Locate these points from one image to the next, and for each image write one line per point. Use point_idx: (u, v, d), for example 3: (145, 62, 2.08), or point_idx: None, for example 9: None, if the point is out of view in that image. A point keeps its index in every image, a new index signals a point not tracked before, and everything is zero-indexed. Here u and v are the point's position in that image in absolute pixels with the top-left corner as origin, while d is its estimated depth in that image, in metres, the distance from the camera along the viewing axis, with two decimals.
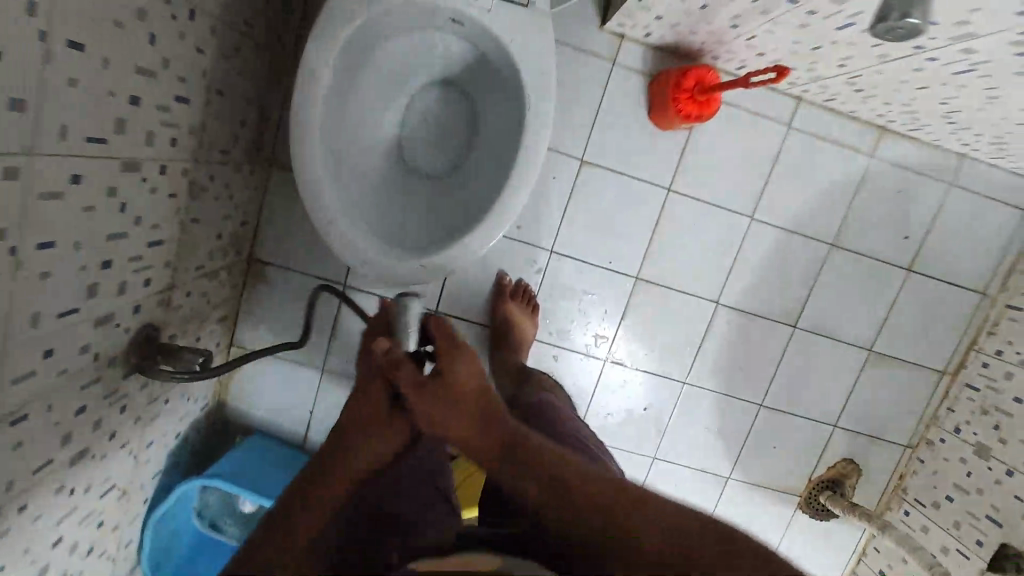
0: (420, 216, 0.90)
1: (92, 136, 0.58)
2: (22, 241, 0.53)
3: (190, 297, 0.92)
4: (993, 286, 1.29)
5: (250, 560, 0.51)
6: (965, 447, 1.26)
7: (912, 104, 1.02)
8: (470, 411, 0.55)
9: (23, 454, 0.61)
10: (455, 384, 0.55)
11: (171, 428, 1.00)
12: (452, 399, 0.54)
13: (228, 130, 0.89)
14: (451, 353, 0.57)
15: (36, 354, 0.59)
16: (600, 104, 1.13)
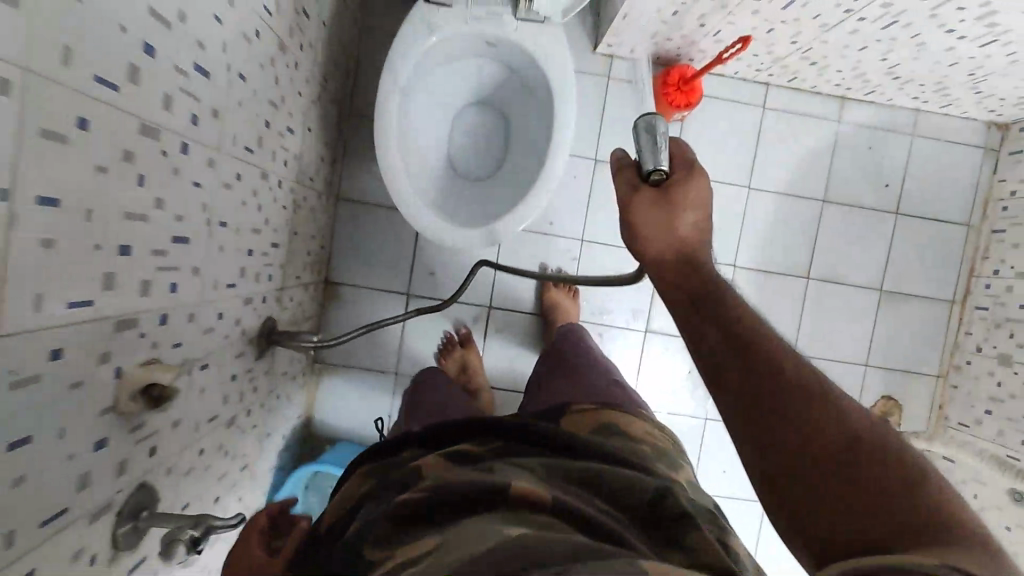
0: (474, 204, 1.10)
1: (247, 145, 0.77)
2: (211, 216, 0.70)
3: (291, 302, 1.08)
4: (976, 217, 1.44)
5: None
6: (990, 361, 1.36)
7: (861, 68, 1.23)
8: (672, 257, 0.67)
9: (205, 400, 0.76)
10: (679, 233, 0.68)
11: (280, 429, 1.13)
12: (677, 239, 0.68)
13: (314, 163, 1.10)
14: (673, 206, 0.68)
15: (214, 313, 0.75)
16: (603, 113, 1.35)
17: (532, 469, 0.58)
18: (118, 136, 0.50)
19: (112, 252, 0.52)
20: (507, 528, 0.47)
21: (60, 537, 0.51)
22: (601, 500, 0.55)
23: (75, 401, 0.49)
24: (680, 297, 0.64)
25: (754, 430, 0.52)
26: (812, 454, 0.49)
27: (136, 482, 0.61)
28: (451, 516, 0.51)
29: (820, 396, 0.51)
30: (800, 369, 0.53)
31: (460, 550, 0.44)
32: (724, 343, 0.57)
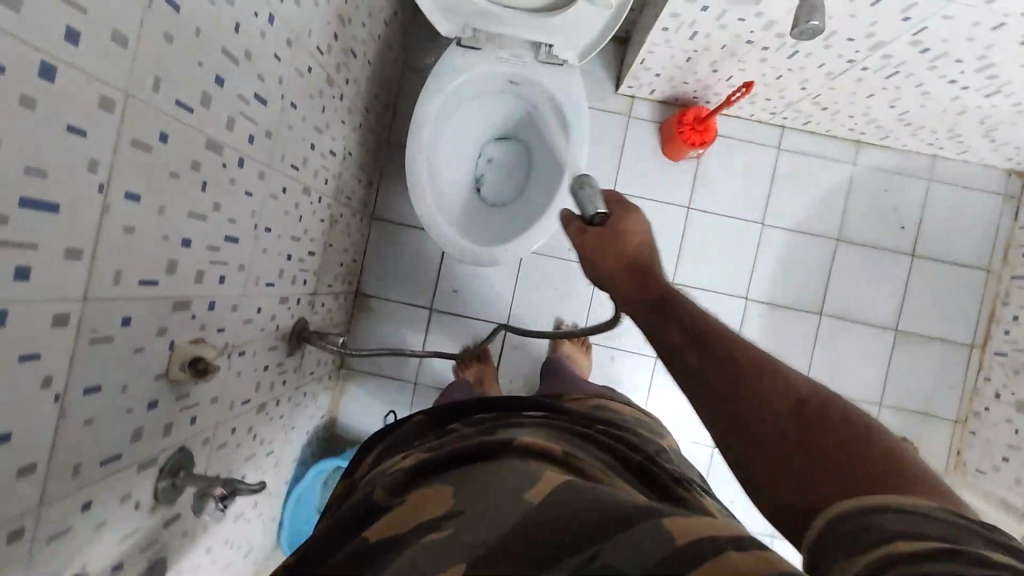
0: (496, 224, 1.20)
1: (293, 164, 0.89)
2: (258, 222, 0.81)
3: (323, 307, 1.19)
4: (996, 262, 1.45)
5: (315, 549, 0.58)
6: (1008, 408, 1.34)
7: (872, 114, 1.28)
8: (626, 269, 0.74)
9: (240, 383, 0.86)
10: (629, 248, 0.75)
11: (304, 424, 1.23)
12: (626, 254, 0.75)
13: (351, 183, 1.22)
14: (616, 235, 0.76)
15: (253, 308, 0.85)
16: (622, 148, 1.44)
17: (539, 432, 0.69)
18: (189, 149, 0.61)
19: (177, 244, 0.63)
20: (525, 490, 0.53)
21: (114, 479, 0.60)
22: (599, 456, 0.67)
23: (136, 364, 0.60)
24: (647, 306, 0.69)
25: (739, 437, 0.56)
26: (798, 459, 0.52)
27: (177, 444, 0.71)
28: (465, 465, 0.62)
29: (800, 400, 0.54)
30: (775, 379, 0.56)
31: (483, 517, 0.51)
32: (695, 347, 0.61)
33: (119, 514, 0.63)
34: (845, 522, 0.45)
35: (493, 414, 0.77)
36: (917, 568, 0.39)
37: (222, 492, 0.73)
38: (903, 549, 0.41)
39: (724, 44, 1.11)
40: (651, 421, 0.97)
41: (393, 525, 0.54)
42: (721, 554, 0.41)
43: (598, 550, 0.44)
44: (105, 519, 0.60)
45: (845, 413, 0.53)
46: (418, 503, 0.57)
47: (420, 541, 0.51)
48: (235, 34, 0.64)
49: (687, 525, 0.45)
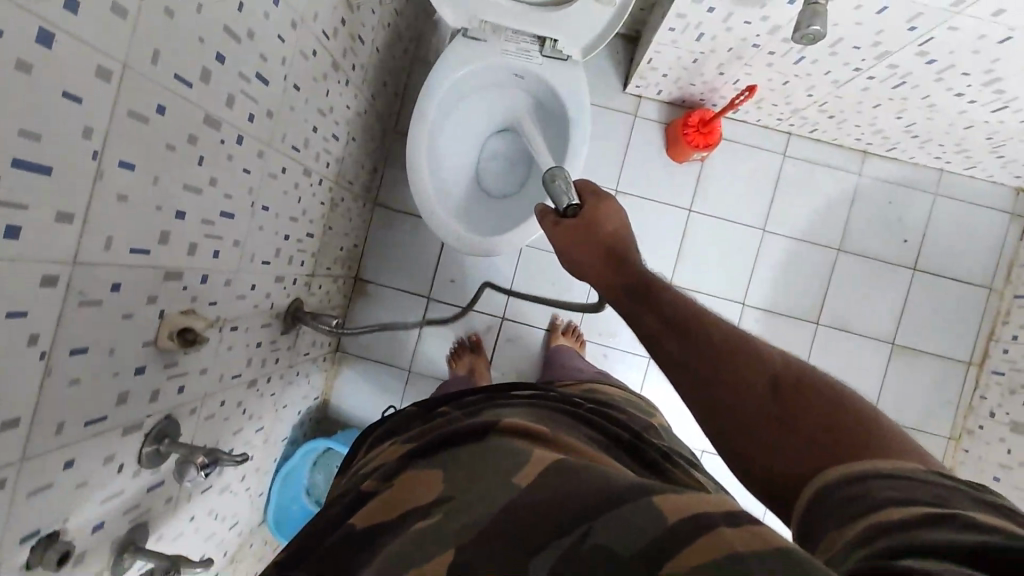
0: (497, 215, 1.21)
1: (293, 144, 0.91)
2: (255, 199, 0.83)
3: (320, 289, 1.21)
4: (998, 281, 1.43)
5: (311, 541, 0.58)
6: (1001, 427, 1.33)
7: (879, 124, 1.28)
8: (604, 258, 0.76)
9: (230, 357, 0.88)
10: (608, 236, 0.77)
11: (296, 404, 1.25)
12: (603, 242, 0.77)
13: (354, 169, 1.23)
14: (592, 225, 0.79)
15: (247, 284, 0.87)
16: (626, 147, 1.44)
17: (525, 413, 0.69)
18: (187, 123, 0.63)
19: (170, 215, 0.64)
20: (511, 474, 0.54)
21: (98, 439, 0.62)
22: (589, 433, 0.68)
23: (125, 329, 0.62)
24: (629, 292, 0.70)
25: (725, 428, 0.57)
26: (786, 444, 0.53)
27: (163, 411, 0.73)
28: (455, 449, 0.62)
29: (776, 380, 0.56)
30: (757, 367, 0.58)
31: (473, 499, 0.52)
32: (676, 334, 0.63)
33: (103, 474, 0.64)
34: (838, 491, 0.47)
35: (482, 397, 0.78)
36: (908, 533, 0.39)
37: (203, 460, 0.73)
38: (891, 513, 0.42)
39: (730, 47, 1.11)
40: (644, 404, 0.97)
41: (387, 510, 0.57)
42: (715, 531, 0.40)
43: (589, 527, 0.44)
44: (88, 478, 0.62)
45: (823, 387, 0.55)
46: (412, 488, 0.58)
47: (409, 531, 0.52)
48: (238, 12, 0.66)
49: (677, 503, 0.44)
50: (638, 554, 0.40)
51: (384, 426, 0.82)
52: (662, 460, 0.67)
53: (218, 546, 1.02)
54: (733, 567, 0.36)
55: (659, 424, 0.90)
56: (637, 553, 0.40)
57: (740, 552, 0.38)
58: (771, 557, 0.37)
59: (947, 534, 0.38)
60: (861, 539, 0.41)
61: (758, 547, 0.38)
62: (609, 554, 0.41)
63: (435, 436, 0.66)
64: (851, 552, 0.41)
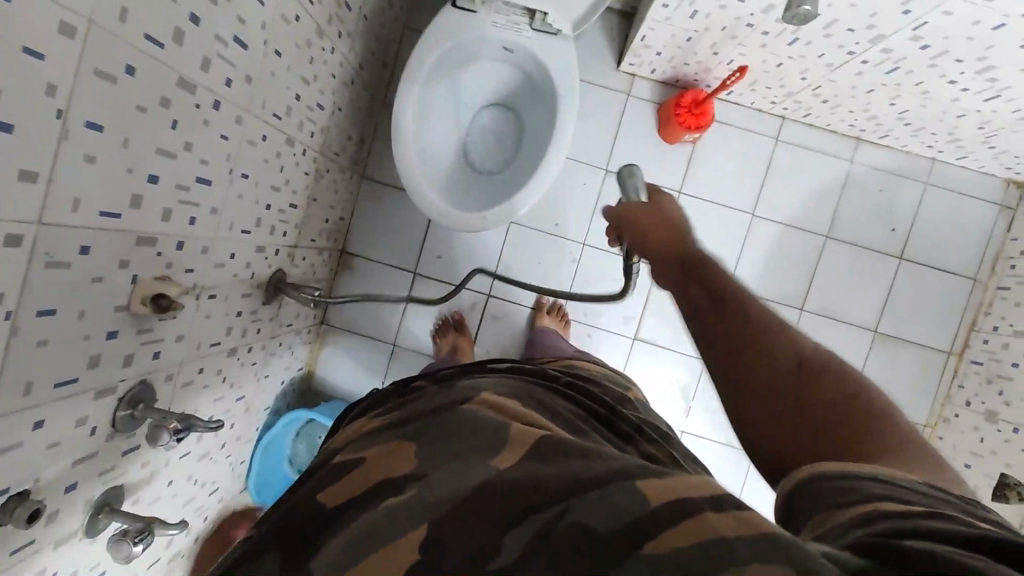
0: (484, 192, 1.20)
1: (275, 112, 0.89)
2: (234, 167, 0.82)
3: (303, 261, 1.21)
4: (983, 272, 1.44)
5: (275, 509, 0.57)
6: (976, 416, 1.35)
7: (872, 110, 1.27)
8: (668, 232, 0.76)
9: (208, 325, 0.88)
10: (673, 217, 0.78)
11: (279, 374, 1.25)
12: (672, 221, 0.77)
13: (340, 140, 1.22)
14: (656, 205, 0.81)
15: (225, 253, 0.87)
16: (617, 127, 1.43)
17: (501, 387, 0.68)
18: (159, 85, 0.61)
19: (141, 179, 0.63)
20: (491, 455, 0.53)
21: (69, 402, 0.62)
22: (566, 404, 0.69)
23: (94, 293, 0.61)
24: (677, 267, 0.71)
25: (746, 415, 0.59)
26: (802, 438, 0.55)
27: (138, 376, 0.73)
28: (427, 418, 0.61)
29: (802, 361, 0.58)
30: (795, 362, 0.58)
31: (446, 479, 0.51)
32: (724, 315, 0.63)
33: (74, 436, 0.65)
34: (827, 483, 0.48)
35: (456, 371, 0.77)
36: (906, 518, 0.41)
37: (177, 426, 0.74)
38: (888, 504, 0.43)
39: (724, 26, 1.09)
40: (621, 378, 0.98)
41: (364, 480, 0.55)
42: (699, 515, 0.41)
43: (568, 505, 0.45)
44: (59, 440, 0.62)
45: (845, 382, 0.57)
46: (382, 463, 0.56)
47: (382, 505, 0.50)
48: None
49: (665, 488, 0.45)
50: (615, 531, 0.42)
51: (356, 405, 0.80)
52: (636, 430, 0.68)
53: (197, 512, 1.03)
54: (716, 550, 0.38)
55: (635, 397, 0.91)
56: (612, 530, 0.42)
57: (726, 536, 0.39)
58: (759, 542, 0.38)
59: (945, 525, 0.39)
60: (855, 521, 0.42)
61: (744, 533, 0.39)
62: (592, 533, 0.42)
63: (408, 411, 0.64)
64: (846, 531, 0.42)
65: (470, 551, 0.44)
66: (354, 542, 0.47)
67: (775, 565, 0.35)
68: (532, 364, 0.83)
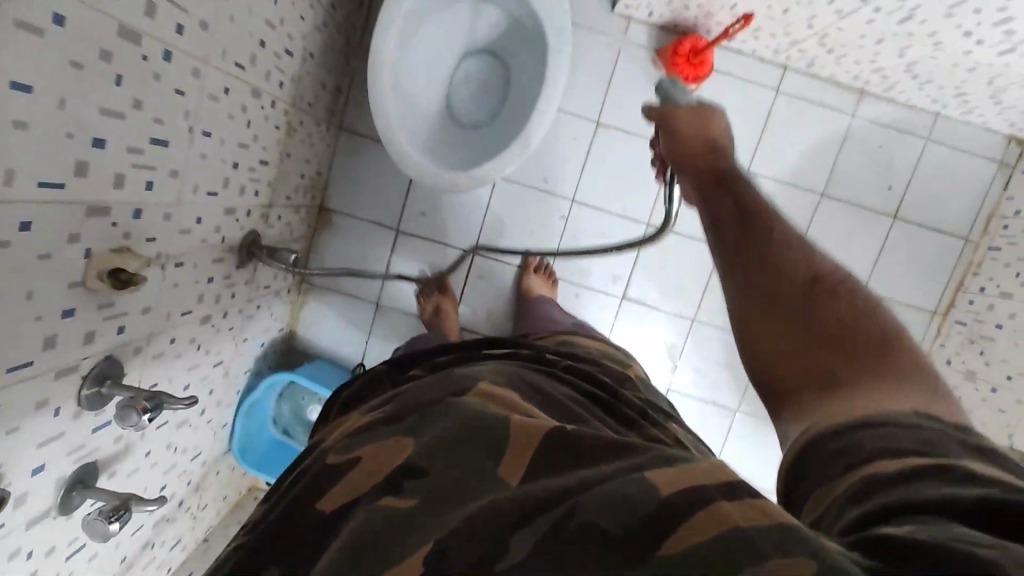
0: (468, 149, 1.14)
1: (238, 62, 0.81)
2: (194, 124, 0.75)
3: (279, 220, 1.15)
4: (976, 232, 1.42)
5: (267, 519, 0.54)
6: (956, 375, 1.37)
7: (878, 61, 1.20)
8: (704, 145, 0.79)
9: (178, 294, 0.83)
10: (716, 130, 0.80)
11: (258, 336, 1.22)
12: (716, 137, 0.79)
13: (314, 89, 1.13)
14: (706, 113, 0.82)
15: (191, 218, 0.81)
16: (611, 75, 1.35)
17: (496, 373, 0.66)
18: (97, 35, 0.54)
19: (86, 143, 0.57)
20: (488, 451, 0.51)
21: (26, 385, 0.59)
22: (564, 390, 0.67)
23: (43, 270, 0.56)
24: (705, 176, 0.75)
25: (753, 329, 0.60)
26: (805, 357, 0.57)
27: (103, 352, 0.69)
28: (423, 410, 0.59)
29: (816, 271, 0.61)
30: (812, 277, 0.60)
31: (448, 485, 0.48)
32: (751, 223, 0.65)
33: (37, 419, 0.61)
34: (826, 446, 0.49)
35: (451, 358, 0.76)
36: (906, 484, 0.42)
37: (147, 405, 0.71)
38: (886, 461, 0.45)
39: None
40: (621, 353, 0.97)
41: (357, 481, 0.52)
42: (712, 505, 0.40)
43: (576, 501, 0.43)
44: (20, 424, 0.59)
45: (854, 305, 0.58)
46: (375, 460, 0.54)
47: (377, 503, 0.49)
48: None
49: (675, 477, 0.43)
50: (626, 533, 0.40)
51: (348, 391, 0.78)
52: (636, 416, 0.67)
53: (180, 478, 1.02)
54: (738, 544, 0.36)
55: (635, 375, 0.90)
56: (624, 533, 0.40)
57: (740, 526, 0.37)
58: (771, 530, 0.37)
59: (942, 488, 0.41)
60: (854, 495, 0.44)
61: (759, 522, 0.37)
62: (600, 533, 0.40)
63: (403, 402, 0.63)
64: (846, 510, 0.44)
65: (468, 557, 0.41)
66: (346, 548, 0.45)
67: (798, 559, 0.34)
68: (528, 345, 0.82)
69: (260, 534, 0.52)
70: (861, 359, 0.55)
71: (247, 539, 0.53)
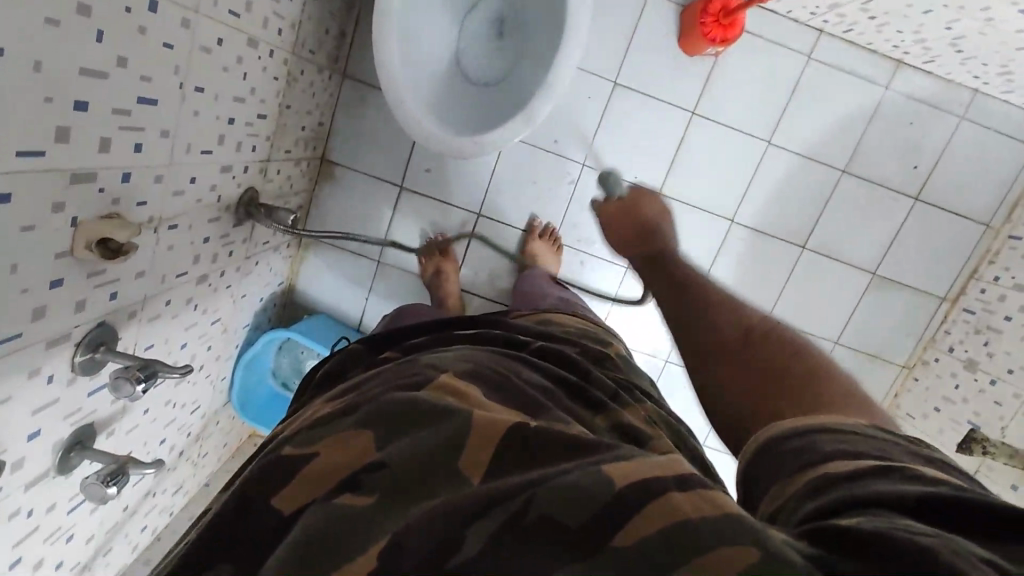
0: (474, 110, 1.08)
1: (232, 9, 0.75)
2: (185, 80, 0.70)
3: (278, 174, 1.11)
4: (998, 218, 1.37)
5: (215, 515, 0.48)
6: (956, 363, 1.37)
7: (921, 31, 1.12)
8: (635, 227, 0.98)
9: (172, 255, 0.81)
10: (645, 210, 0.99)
11: (257, 291, 1.21)
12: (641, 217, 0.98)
13: (315, 35, 1.06)
14: (636, 198, 1.01)
15: (184, 178, 0.77)
16: (632, 32, 1.27)
17: (462, 355, 0.62)
18: None
19: (65, 108, 0.53)
20: (447, 441, 0.46)
21: (18, 357, 0.57)
22: (529, 373, 0.62)
23: (29, 242, 0.54)
24: (644, 261, 0.89)
25: (710, 380, 0.62)
26: (758, 400, 0.57)
27: (95, 320, 0.68)
28: (379, 394, 0.54)
29: (743, 321, 0.65)
30: (740, 332, 0.64)
31: (412, 482, 0.44)
32: (684, 294, 0.73)
33: (30, 388, 0.61)
34: (786, 449, 0.50)
35: (424, 342, 0.72)
36: (861, 484, 0.41)
37: (140, 376, 0.72)
38: (838, 464, 0.44)
39: None
40: (602, 333, 0.95)
41: (316, 476, 0.47)
42: (664, 495, 0.38)
43: (533, 493, 0.40)
44: (12, 394, 0.58)
45: (785, 344, 0.61)
46: (334, 453, 0.48)
47: (334, 501, 0.44)
48: None
49: (631, 468, 0.41)
50: (586, 524, 0.38)
51: (322, 369, 0.76)
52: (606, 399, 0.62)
53: (179, 430, 1.04)
54: (689, 539, 0.35)
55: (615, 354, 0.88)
56: (583, 525, 0.38)
57: (691, 519, 0.36)
58: (720, 521, 0.36)
59: (894, 485, 0.40)
60: (810, 492, 0.44)
61: (707, 513, 0.37)
62: (558, 528, 0.38)
63: (367, 389, 0.58)
64: (799, 504, 0.44)
65: (428, 546, 0.38)
66: (301, 544, 0.41)
67: (739, 549, 0.33)
68: (504, 327, 0.78)
69: (208, 526, 0.47)
70: (802, 392, 0.55)
71: (198, 531, 0.49)
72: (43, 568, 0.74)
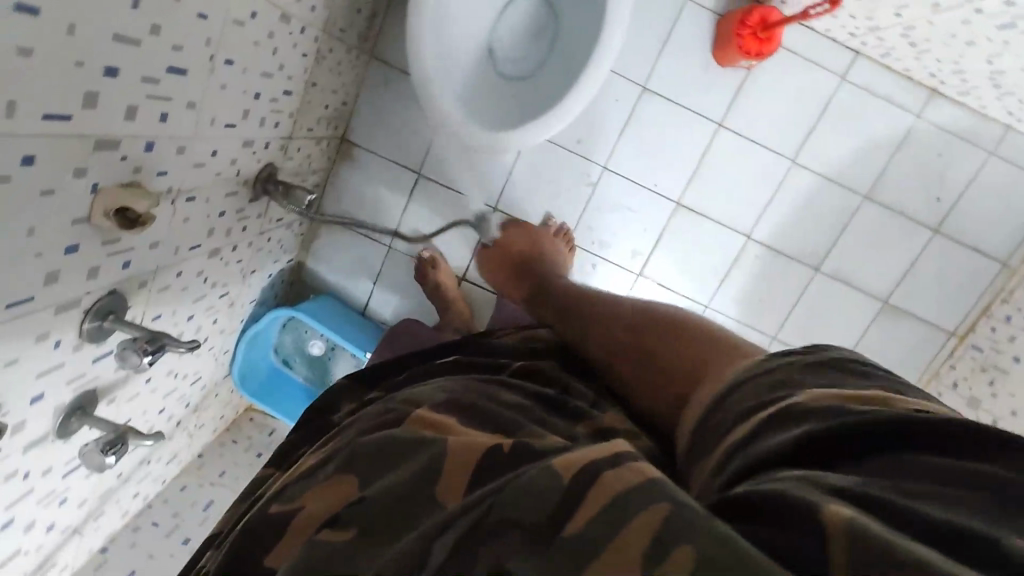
0: (508, 101, 1.07)
1: None
2: (216, 52, 0.69)
3: (298, 152, 1.09)
4: (1016, 258, 1.35)
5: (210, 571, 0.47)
6: (959, 400, 1.35)
7: (960, 62, 1.10)
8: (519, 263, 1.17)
9: (187, 228, 0.80)
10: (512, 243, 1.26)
11: (267, 268, 1.20)
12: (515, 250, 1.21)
13: (348, 13, 1.05)
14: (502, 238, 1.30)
15: (205, 150, 0.76)
16: (666, 38, 1.25)
17: (439, 386, 0.61)
18: None
19: (95, 72, 0.52)
20: (416, 474, 0.45)
21: (26, 320, 0.57)
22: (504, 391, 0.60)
23: (49, 206, 0.53)
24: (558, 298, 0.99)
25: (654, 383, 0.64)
26: (690, 379, 0.59)
27: (105, 288, 0.67)
28: (358, 439, 0.54)
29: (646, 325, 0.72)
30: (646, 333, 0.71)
31: (386, 521, 0.43)
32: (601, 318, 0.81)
33: (36, 352, 0.60)
34: (710, 416, 0.49)
35: (407, 377, 0.71)
36: (760, 438, 0.41)
37: (147, 346, 0.74)
38: (744, 424, 0.44)
39: None
40: None
41: (299, 525, 0.46)
42: (597, 475, 0.37)
43: (491, 502, 0.38)
44: (18, 357, 0.58)
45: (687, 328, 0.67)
46: (319, 500, 0.48)
47: (316, 539, 0.43)
48: None
49: (577, 457, 0.40)
50: (538, 523, 0.36)
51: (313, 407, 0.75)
52: (586, 409, 0.61)
53: (178, 401, 1.03)
54: (618, 511, 0.34)
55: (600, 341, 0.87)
56: (536, 521, 0.36)
57: (624, 494, 0.35)
58: (645, 492, 0.35)
59: (781, 433, 0.41)
60: (721, 456, 0.44)
61: (633, 484, 0.36)
62: (511, 530, 0.36)
63: (351, 434, 0.57)
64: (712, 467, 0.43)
65: None
66: None
67: (656, 517, 0.33)
68: (488, 352, 0.78)
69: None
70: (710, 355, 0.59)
71: None
72: (35, 528, 0.74)
